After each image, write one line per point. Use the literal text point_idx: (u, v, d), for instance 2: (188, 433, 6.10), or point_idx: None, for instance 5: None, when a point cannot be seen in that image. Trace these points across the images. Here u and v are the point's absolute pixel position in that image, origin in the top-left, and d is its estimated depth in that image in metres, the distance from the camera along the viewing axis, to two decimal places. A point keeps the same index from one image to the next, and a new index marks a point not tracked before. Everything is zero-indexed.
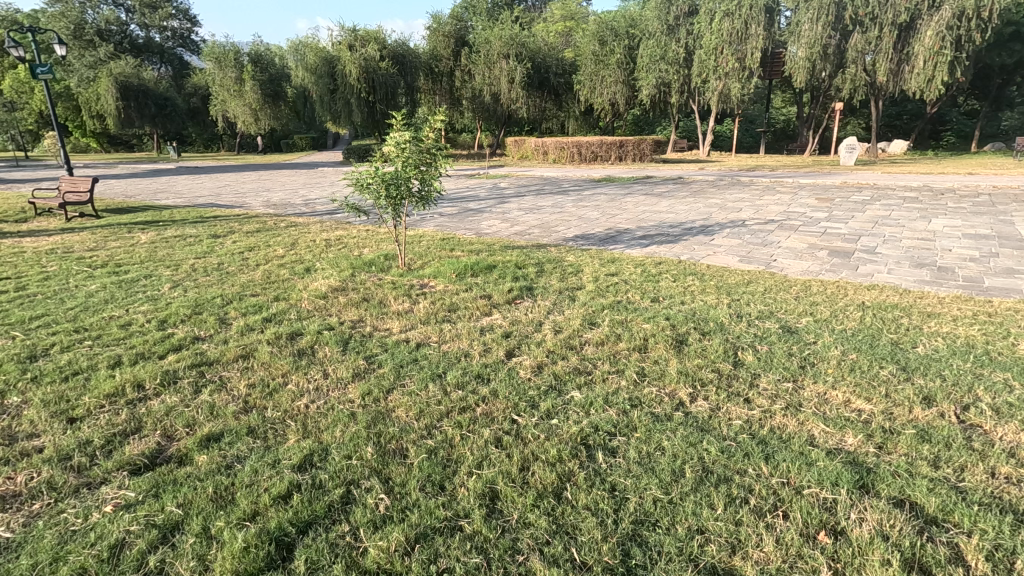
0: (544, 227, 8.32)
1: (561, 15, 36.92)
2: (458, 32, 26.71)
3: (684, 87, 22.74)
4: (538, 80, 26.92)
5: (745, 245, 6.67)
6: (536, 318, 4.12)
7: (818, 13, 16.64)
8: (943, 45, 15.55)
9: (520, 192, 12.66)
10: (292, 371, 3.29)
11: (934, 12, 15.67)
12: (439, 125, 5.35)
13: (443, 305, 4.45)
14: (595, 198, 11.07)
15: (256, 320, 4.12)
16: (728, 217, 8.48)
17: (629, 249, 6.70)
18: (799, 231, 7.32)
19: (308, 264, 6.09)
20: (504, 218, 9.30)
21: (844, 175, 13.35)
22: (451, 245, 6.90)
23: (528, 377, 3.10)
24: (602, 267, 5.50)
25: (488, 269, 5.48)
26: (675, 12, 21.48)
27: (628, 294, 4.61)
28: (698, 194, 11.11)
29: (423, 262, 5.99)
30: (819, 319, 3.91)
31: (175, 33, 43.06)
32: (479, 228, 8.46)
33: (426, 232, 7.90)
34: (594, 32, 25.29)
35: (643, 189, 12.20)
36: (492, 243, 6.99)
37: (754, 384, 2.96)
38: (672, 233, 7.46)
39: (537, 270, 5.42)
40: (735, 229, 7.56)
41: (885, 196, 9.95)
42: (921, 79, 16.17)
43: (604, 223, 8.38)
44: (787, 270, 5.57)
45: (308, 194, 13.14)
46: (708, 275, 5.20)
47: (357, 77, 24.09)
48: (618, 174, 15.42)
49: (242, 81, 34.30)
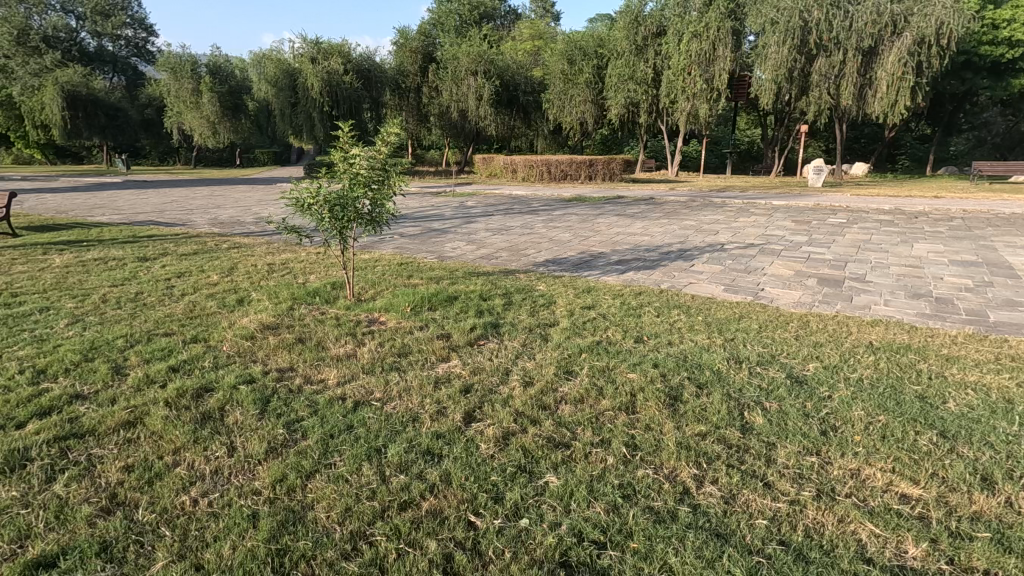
0: (512, 249, 7.75)
1: (530, 34, 37.01)
2: (426, 48, 26.33)
3: (652, 107, 22.79)
4: (506, 98, 26.73)
5: (727, 272, 6.22)
6: (502, 366, 3.48)
7: (784, 37, 16.74)
8: (905, 70, 15.87)
9: (488, 211, 12.10)
10: (185, 446, 2.55)
11: (896, 39, 15.97)
12: (393, 139, 4.72)
13: (393, 348, 3.77)
14: (566, 218, 10.58)
15: (159, 371, 3.36)
16: (704, 240, 8.08)
17: (605, 276, 6.16)
18: (782, 256, 6.93)
19: (242, 293, 5.31)
20: (469, 239, 8.70)
21: (814, 197, 13.27)
22: (410, 270, 6.25)
23: (491, 452, 2.45)
24: (577, 299, 4.93)
25: (448, 301, 4.83)
26: (643, 33, 21.52)
27: (607, 333, 4.03)
28: (672, 215, 10.75)
29: (375, 292, 5.32)
30: (829, 365, 3.39)
31: (129, 42, 41.76)
32: (441, 251, 7.82)
33: (384, 255, 7.24)
34: (563, 51, 25.28)
35: (615, 209, 11.78)
36: (455, 268, 6.36)
37: (771, 460, 2.39)
38: (649, 258, 6.97)
39: (504, 302, 4.82)
40: (713, 254, 7.12)
41: (861, 218, 9.76)
42: (885, 103, 16.41)
43: (575, 246, 7.85)
44: (778, 302, 5.11)
45: (260, 212, 12.28)
46: (693, 307, 4.69)
47: (319, 90, 23.29)
48: (588, 194, 15.05)
49: (200, 93, 33.07)
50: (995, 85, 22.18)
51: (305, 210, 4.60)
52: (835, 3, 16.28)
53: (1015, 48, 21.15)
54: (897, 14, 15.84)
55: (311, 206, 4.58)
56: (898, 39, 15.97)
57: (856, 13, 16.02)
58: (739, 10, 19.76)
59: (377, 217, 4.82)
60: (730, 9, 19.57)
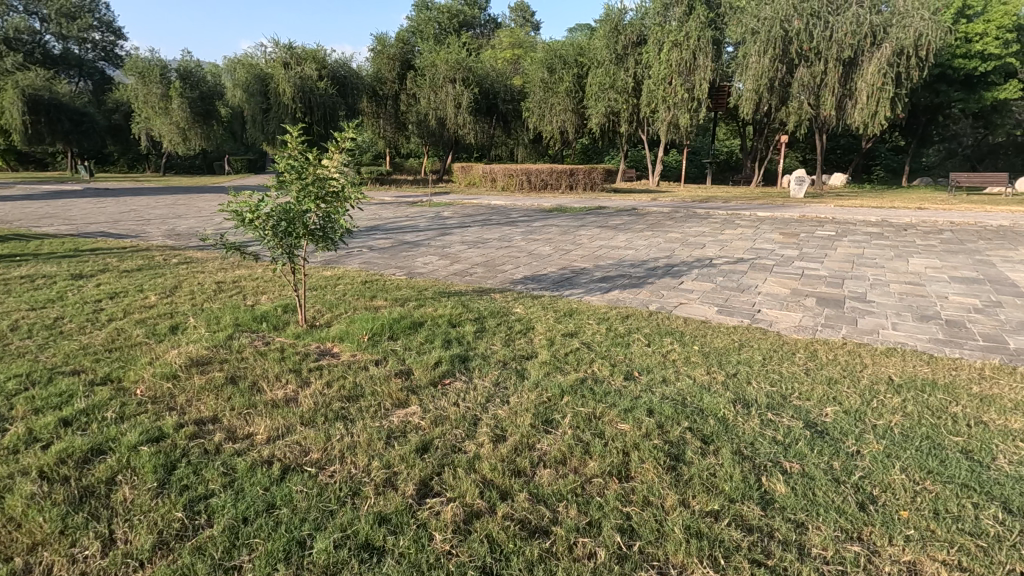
0: (489, 264, 7.24)
1: (509, 42, 36.79)
2: (404, 55, 25.85)
3: (633, 116, 22.58)
4: (486, 106, 26.32)
5: (720, 291, 5.76)
6: (469, 414, 2.92)
7: (765, 46, 16.64)
8: (885, 81, 15.88)
9: (465, 222, 11.58)
10: (48, 542, 1.95)
11: (875, 50, 15.95)
12: (350, 145, 4.18)
13: (341, 390, 3.19)
14: (546, 230, 10.10)
15: (46, 426, 2.72)
16: (692, 254, 7.66)
17: (588, 295, 5.66)
18: (775, 272, 6.54)
19: (178, 318, 4.67)
20: (442, 253, 8.15)
21: (799, 209, 13.04)
22: (374, 289, 5.67)
23: (449, 546, 1.91)
24: (558, 323, 4.42)
25: (413, 328, 4.27)
26: (623, 42, 21.29)
27: (594, 368, 3.51)
28: (656, 227, 10.35)
29: (331, 317, 4.74)
30: (851, 409, 2.92)
31: (96, 45, 40.51)
32: (412, 266, 7.27)
33: (348, 271, 6.66)
34: (543, 59, 25.00)
35: (597, 220, 11.34)
36: (424, 287, 5.81)
37: (804, 550, 1.89)
38: (635, 274, 6.50)
39: (475, 329, 4.27)
40: (702, 270, 6.69)
41: (849, 231, 9.49)
42: (865, 114, 16.37)
43: (556, 261, 7.37)
44: (778, 325, 4.65)
45: (222, 223, 11.57)
46: (687, 334, 4.21)
47: (291, 96, 22.50)
48: (570, 204, 14.64)
49: (169, 98, 32.02)
50: (967, 97, 22.48)
51: (246, 225, 3.99)
52: (815, 13, 16.19)
53: (988, 61, 21.44)
54: (876, 26, 15.80)
55: (253, 220, 3.96)
56: (877, 51, 15.96)
57: (837, 24, 15.95)
58: (719, 19, 19.65)
59: (331, 231, 4.22)
60: (711, 18, 19.46)
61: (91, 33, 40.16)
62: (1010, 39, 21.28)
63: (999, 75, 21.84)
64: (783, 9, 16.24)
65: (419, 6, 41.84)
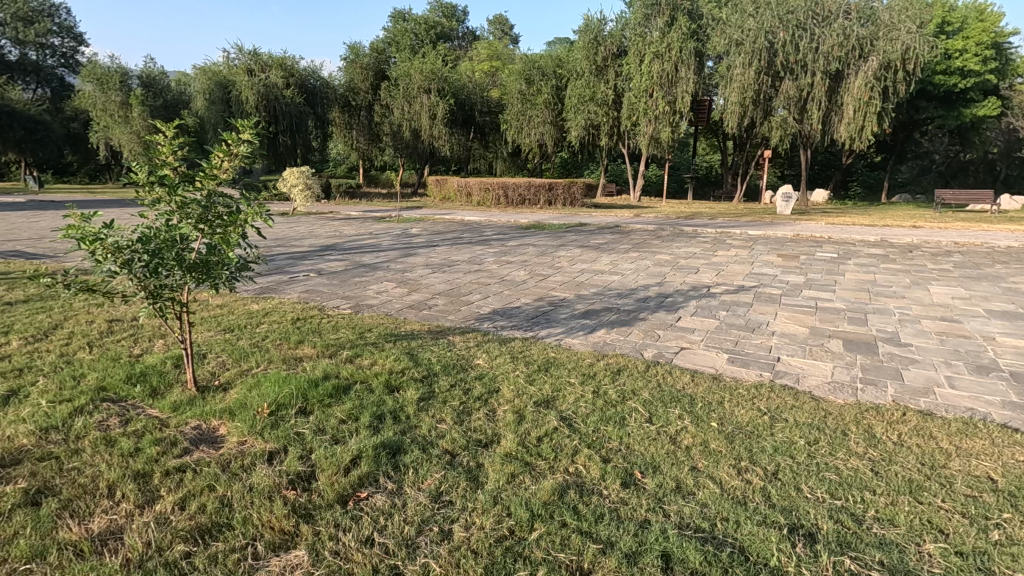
0: (453, 294, 6.22)
1: (487, 54, 36.21)
2: (378, 65, 24.95)
3: (613, 130, 21.91)
4: (461, 118, 25.47)
5: (726, 330, 4.82)
6: (388, 568, 1.87)
7: (750, 58, 16.09)
8: (872, 95, 15.46)
9: (433, 240, 10.56)
10: None
11: (861, 63, 15.47)
12: (245, 152, 3.14)
13: (197, 522, 2.08)
14: (522, 250, 9.12)
15: None
16: (686, 281, 6.75)
17: (571, 336, 4.66)
18: (785, 305, 5.63)
19: (25, 379, 3.48)
20: (402, 278, 7.13)
21: (790, 227, 12.37)
22: (303, 330, 4.58)
23: None
24: (530, 384, 3.42)
25: (336, 394, 3.19)
26: (603, 53, 20.69)
27: (578, 467, 2.49)
28: (642, 247, 9.48)
29: (235, 374, 3.62)
30: (967, 550, 1.94)
31: (56, 51, 38.87)
32: (363, 296, 6.20)
33: (280, 305, 5.55)
34: (521, 70, 24.27)
35: (577, 239, 10.41)
36: (369, 327, 4.75)
37: None
38: (624, 307, 5.54)
39: (420, 395, 3.23)
40: (701, 302, 5.76)
41: (852, 253, 8.74)
42: (852, 128, 15.87)
43: (531, 289, 6.37)
44: (807, 382, 3.69)
45: None
46: (700, 402, 3.21)
47: (255, 105, 21.23)
48: (548, 220, 13.74)
49: (130, 106, 30.48)
50: (947, 114, 22.34)
51: (88, 261, 2.75)
52: (800, 25, 15.65)
53: (967, 78, 21.36)
54: (863, 38, 15.32)
55: (97, 254, 2.69)
56: (864, 64, 15.49)
57: (823, 35, 15.40)
58: (701, 31, 19.05)
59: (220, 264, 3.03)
60: (693, 30, 18.83)
61: (49, 38, 38.35)
62: (988, 56, 21.22)
63: (977, 92, 21.77)
64: (768, 20, 15.68)
65: (395, 17, 40.97)
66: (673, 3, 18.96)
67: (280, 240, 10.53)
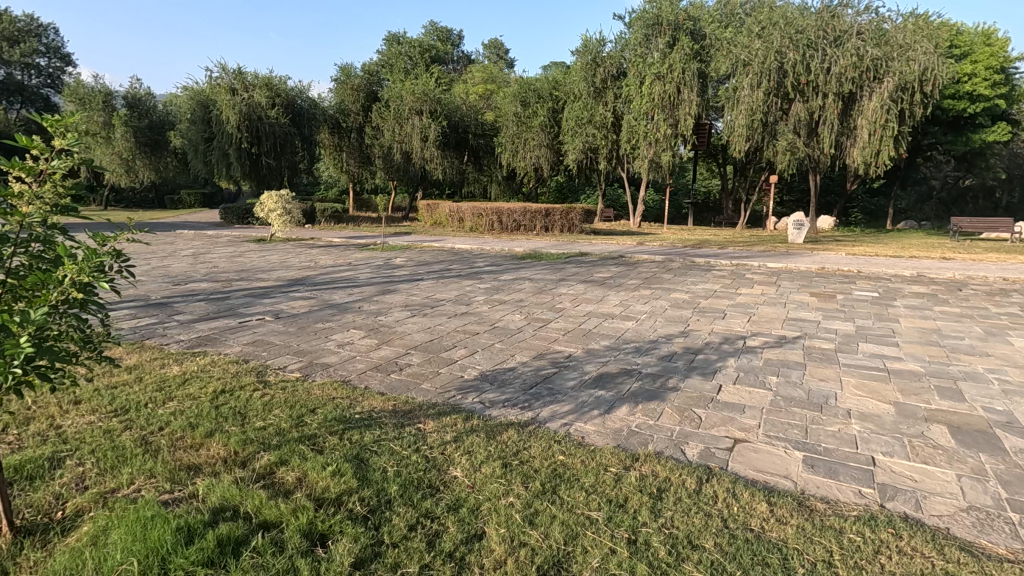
0: (434, 347, 5.07)
1: (481, 77, 35.74)
2: (369, 87, 24.16)
3: (612, 153, 21.14)
4: (455, 140, 24.58)
5: (786, 409, 3.67)
6: None
7: (759, 79, 15.33)
8: (888, 117, 14.65)
9: (417, 273, 9.44)
10: None
11: (876, 86, 14.70)
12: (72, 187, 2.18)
13: None
14: (517, 286, 8.00)
15: None
16: (715, 331, 5.63)
17: (584, 419, 3.49)
18: (846, 367, 4.49)
19: None
20: (375, 323, 5.98)
21: (809, 258, 11.36)
22: (222, 413, 3.36)
23: None
24: (531, 527, 2.24)
25: (216, 556, 1.98)
26: (601, 75, 19.91)
27: None
28: (653, 283, 8.41)
29: (86, 501, 2.40)
30: None
31: (41, 72, 38.28)
32: (321, 349, 5.02)
33: (208, 367, 4.32)
34: (516, 92, 23.52)
35: (580, 272, 9.33)
36: (315, 406, 3.54)
37: None
38: (648, 371, 4.40)
39: (357, 556, 2.03)
40: (742, 362, 4.64)
41: (894, 291, 7.69)
42: (868, 153, 15.06)
43: (529, 340, 5.24)
44: (934, 511, 2.51)
45: None
46: (798, 565, 2.03)
47: (236, 124, 20.18)
48: (545, 249, 12.69)
49: (112, 126, 30.42)
50: (955, 139, 21.73)
51: None
52: (811, 44, 14.89)
53: (977, 102, 20.75)
54: (878, 58, 14.51)
55: None
56: (879, 86, 14.71)
57: (836, 56, 14.63)
58: (704, 51, 18.23)
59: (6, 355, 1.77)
60: (696, 50, 18.06)
61: (34, 58, 37.78)
62: (998, 80, 20.63)
63: (986, 117, 21.21)
64: (777, 39, 14.94)
65: (389, 40, 40.57)
66: (675, 23, 18.17)
67: (245, 272, 9.39)
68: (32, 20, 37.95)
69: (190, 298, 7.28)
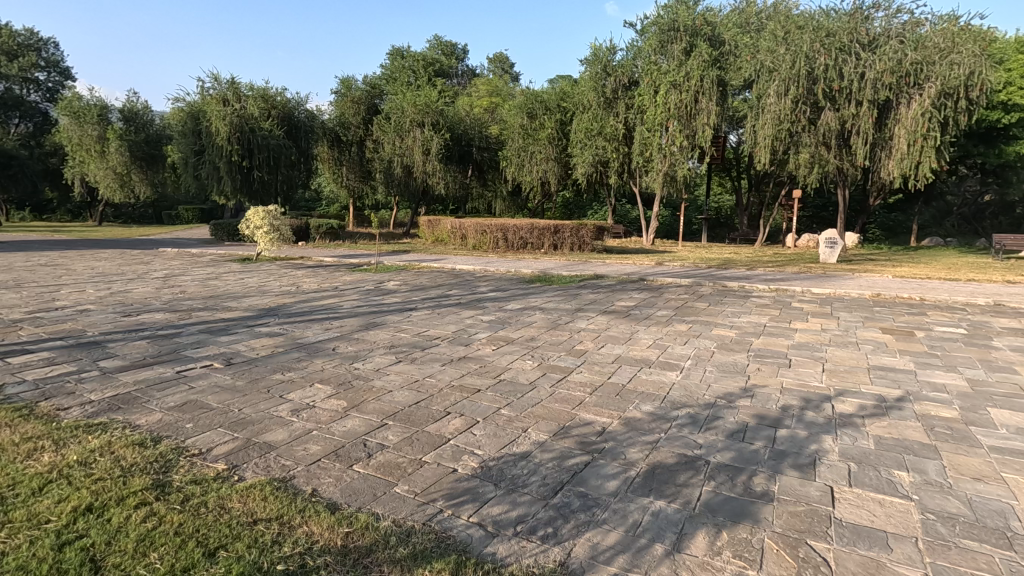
0: (419, 414, 3.79)
1: (486, 90, 34.94)
2: (371, 99, 23.19)
3: (623, 167, 20.01)
4: (458, 153, 23.41)
5: (954, 542, 2.37)
6: None
7: (786, 85, 14.18)
8: (930, 125, 13.45)
9: (411, 300, 8.22)
10: None
11: (916, 92, 13.54)
12: None
13: None
14: (526, 319, 6.75)
15: None
16: (788, 387, 4.33)
17: (644, 569, 2.19)
18: (997, 453, 3.19)
19: None
20: (349, 373, 4.71)
21: (854, 282, 10.08)
22: (61, 566, 2.07)
23: None
24: None
25: None
26: (613, 85, 18.81)
27: None
28: (687, 314, 7.12)
29: None
30: None
31: (40, 86, 37.91)
32: (270, 417, 3.75)
33: (95, 455, 3.03)
34: (522, 104, 22.52)
35: (598, 299, 8.08)
36: (220, 544, 2.25)
37: None
38: (719, 461, 3.10)
39: None
40: (846, 444, 3.33)
41: (980, 326, 6.38)
42: (906, 164, 13.83)
43: (547, 404, 3.95)
44: None
45: (53, 302, 8.03)
46: None
47: (226, 136, 19.14)
48: (555, 271, 11.45)
49: (107, 140, 29.71)
50: (987, 151, 20.63)
51: None
52: (844, 48, 13.80)
53: (1011, 113, 19.53)
54: (918, 62, 13.38)
55: None
56: (919, 92, 13.55)
57: (872, 59, 13.52)
58: (723, 58, 17.19)
59: None
60: (714, 57, 16.96)
61: (34, 72, 37.24)
62: None
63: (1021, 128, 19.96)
64: (807, 43, 13.82)
65: (392, 54, 39.98)
66: (692, 29, 17.09)
67: (213, 301, 8.17)
68: (33, 35, 37.75)
69: (134, 335, 6.05)
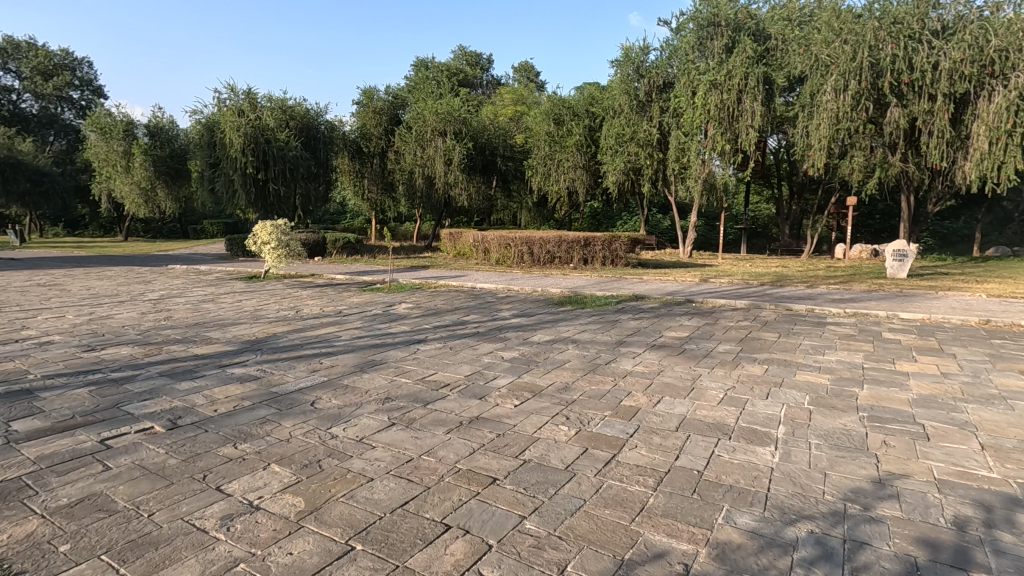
0: (400, 531, 2.53)
1: (511, 100, 34.09)
2: (392, 109, 22.41)
3: (656, 176, 18.64)
4: (482, 163, 22.36)
5: None
6: None
7: (846, 79, 12.67)
8: (1017, 120, 11.72)
9: (420, 329, 7.02)
10: None
11: (999, 84, 11.91)
12: None
13: None
14: (557, 357, 5.47)
15: None
16: (946, 481, 2.94)
17: None
18: None
19: None
20: (321, 445, 3.50)
21: (943, 303, 8.50)
22: None
23: None
24: None
25: None
26: (646, 86, 17.52)
27: None
28: (756, 350, 5.72)
29: None
30: None
31: (74, 104, 38.45)
32: (187, 532, 2.55)
33: None
34: (548, 110, 21.41)
35: (642, 328, 6.74)
36: None
37: None
38: None
39: None
40: None
41: None
42: (987, 165, 12.11)
43: (592, 513, 2.66)
44: None
45: (21, 331, 7.09)
46: None
47: (240, 147, 18.48)
48: (586, 290, 10.15)
49: (132, 155, 29.64)
50: None
51: None
52: (913, 36, 12.32)
53: None
54: (1001, 49, 11.75)
55: None
56: (1003, 83, 11.90)
57: (947, 47, 12.02)
58: (769, 55, 15.77)
59: None
60: (760, 52, 15.57)
61: (68, 91, 37.84)
62: None
63: None
64: (871, 31, 12.36)
65: (416, 65, 39.56)
66: (735, 24, 15.71)
67: (196, 330, 7.12)
68: (67, 54, 38.48)
69: (80, 379, 4.98)
